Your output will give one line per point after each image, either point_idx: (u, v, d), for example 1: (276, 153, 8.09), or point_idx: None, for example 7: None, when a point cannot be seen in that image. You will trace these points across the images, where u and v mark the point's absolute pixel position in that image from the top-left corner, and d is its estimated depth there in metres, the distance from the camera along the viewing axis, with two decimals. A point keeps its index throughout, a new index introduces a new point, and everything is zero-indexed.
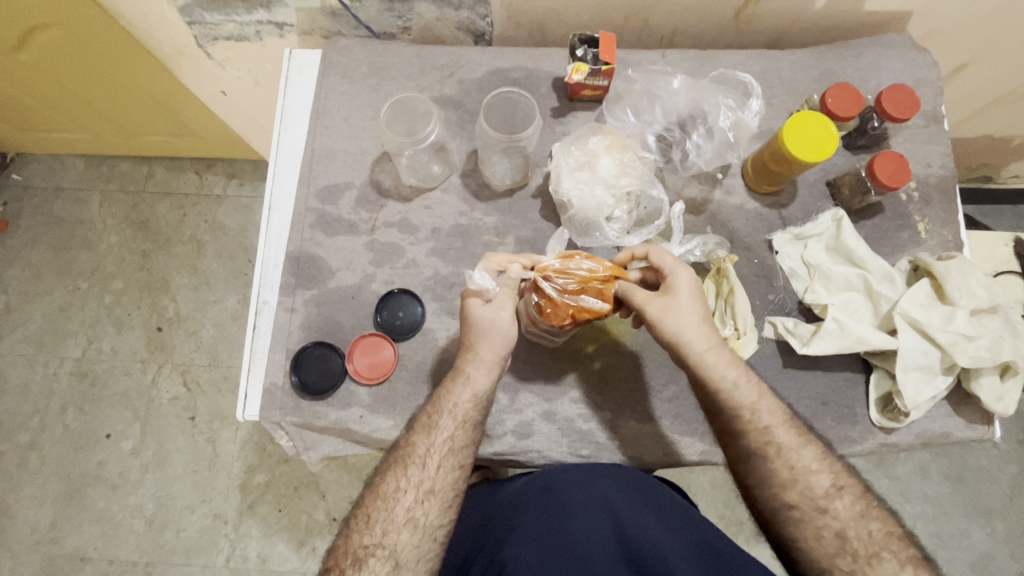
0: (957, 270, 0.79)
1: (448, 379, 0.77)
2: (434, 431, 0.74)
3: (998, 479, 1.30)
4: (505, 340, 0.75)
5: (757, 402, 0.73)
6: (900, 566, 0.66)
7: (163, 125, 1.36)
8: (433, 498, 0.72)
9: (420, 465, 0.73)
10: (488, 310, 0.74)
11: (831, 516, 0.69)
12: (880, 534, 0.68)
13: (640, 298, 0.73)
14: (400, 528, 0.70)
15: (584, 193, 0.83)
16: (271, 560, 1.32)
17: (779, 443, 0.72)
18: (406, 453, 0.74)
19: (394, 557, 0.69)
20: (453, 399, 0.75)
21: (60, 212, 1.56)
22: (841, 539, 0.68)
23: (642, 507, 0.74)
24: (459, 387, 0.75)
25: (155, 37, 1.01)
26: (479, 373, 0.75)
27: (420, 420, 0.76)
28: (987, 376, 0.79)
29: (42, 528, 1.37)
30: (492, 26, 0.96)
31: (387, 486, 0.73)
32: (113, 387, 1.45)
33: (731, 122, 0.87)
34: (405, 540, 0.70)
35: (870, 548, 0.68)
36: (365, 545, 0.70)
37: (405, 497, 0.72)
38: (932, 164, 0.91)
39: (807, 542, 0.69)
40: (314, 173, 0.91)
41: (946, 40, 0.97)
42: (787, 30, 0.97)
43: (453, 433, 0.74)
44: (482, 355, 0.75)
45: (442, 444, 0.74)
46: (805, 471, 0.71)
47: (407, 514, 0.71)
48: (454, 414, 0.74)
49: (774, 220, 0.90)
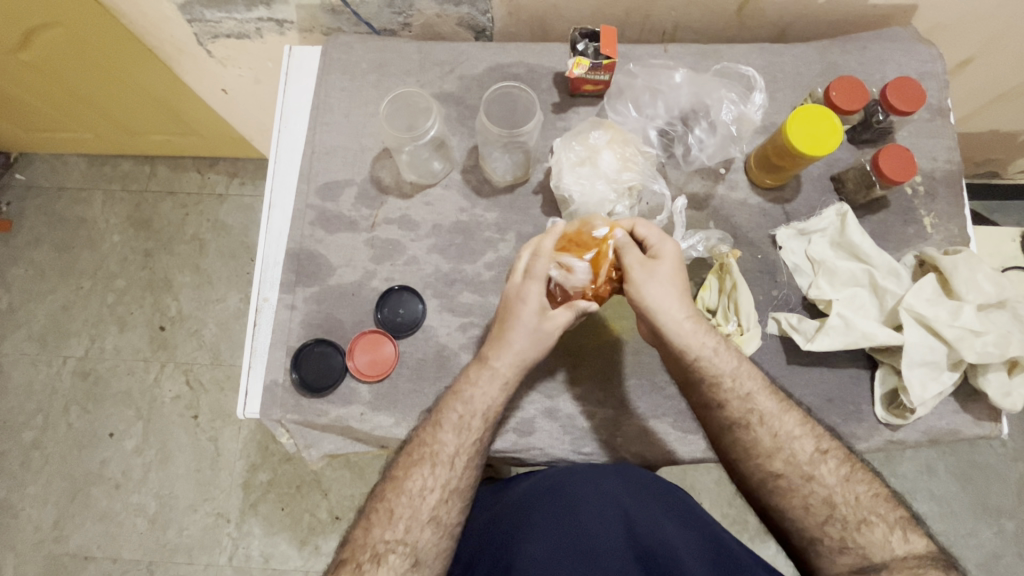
0: (963, 265, 0.78)
1: (476, 373, 0.76)
2: (466, 432, 0.73)
3: (1006, 477, 1.29)
4: (546, 343, 0.75)
5: (735, 371, 0.74)
6: (888, 529, 0.65)
7: (165, 124, 1.36)
8: (456, 496, 0.72)
9: (447, 465, 0.72)
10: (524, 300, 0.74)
11: (817, 483, 0.69)
12: (867, 497, 0.67)
13: (629, 259, 0.74)
14: (424, 526, 0.69)
15: (585, 188, 0.83)
16: (274, 558, 1.32)
17: (761, 410, 0.72)
18: (434, 450, 0.73)
19: (415, 554, 0.68)
20: (485, 399, 0.74)
21: (63, 211, 1.56)
22: (829, 504, 0.68)
23: (650, 501, 0.74)
24: (492, 386, 0.75)
25: (155, 34, 1.01)
26: (512, 369, 0.75)
27: (447, 416, 0.74)
28: (994, 371, 0.78)
29: (45, 527, 1.37)
30: (492, 22, 0.96)
31: (412, 483, 0.71)
32: (116, 386, 1.45)
33: (734, 116, 0.89)
34: (427, 538, 0.69)
35: (858, 513, 0.67)
36: (386, 540, 0.68)
37: (431, 496, 0.71)
38: (938, 159, 0.90)
39: (795, 510, 0.69)
40: (314, 170, 0.91)
41: (951, 34, 0.96)
42: (791, 23, 0.96)
43: (483, 434, 0.74)
44: (515, 347, 0.74)
45: (472, 444, 0.73)
46: (789, 438, 0.71)
47: (432, 511, 0.70)
48: (486, 415, 0.74)
49: (778, 216, 0.89)
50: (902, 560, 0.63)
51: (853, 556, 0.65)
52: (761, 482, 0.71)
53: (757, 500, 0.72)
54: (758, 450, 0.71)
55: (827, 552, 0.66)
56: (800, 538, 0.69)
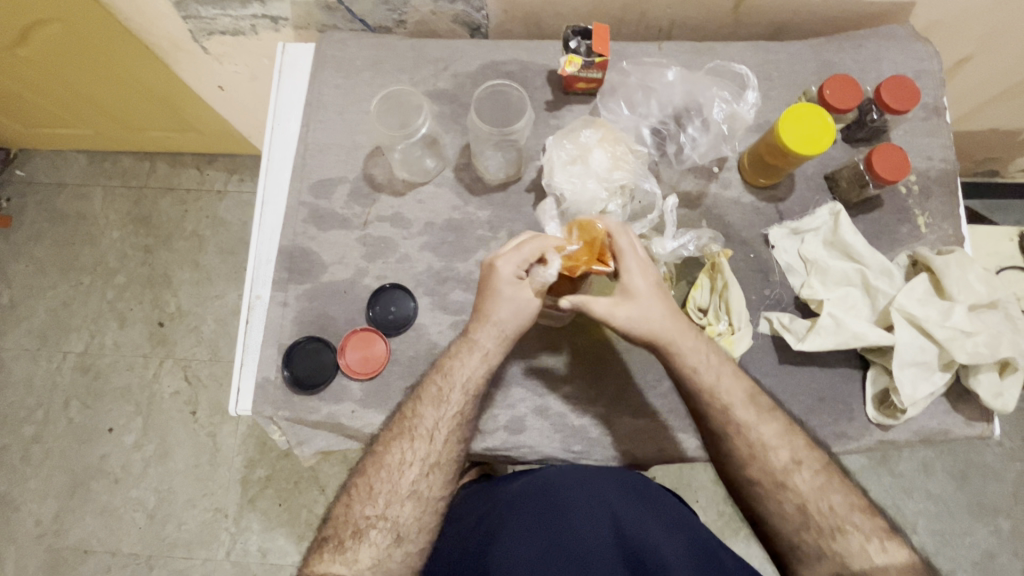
0: (955, 265, 0.78)
1: (458, 348, 0.76)
2: (444, 405, 0.74)
3: (1003, 477, 1.28)
4: (526, 320, 0.75)
5: (716, 383, 0.74)
6: (864, 539, 0.68)
7: (164, 121, 1.37)
8: (437, 470, 0.73)
9: (426, 439, 0.73)
10: (501, 276, 0.74)
11: (791, 490, 0.70)
12: (841, 507, 0.69)
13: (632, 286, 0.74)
14: (404, 501, 0.71)
15: (577, 186, 0.83)
16: (272, 554, 1.33)
17: (739, 421, 0.73)
18: (412, 425, 0.74)
19: (395, 530, 0.70)
20: (464, 372, 0.75)
21: (64, 207, 1.56)
22: (803, 512, 0.70)
23: (638, 506, 0.75)
24: (472, 358, 0.75)
25: (151, 31, 1.01)
26: (492, 341, 0.75)
27: (428, 391, 0.75)
28: (985, 372, 0.77)
29: (45, 521, 1.38)
30: (487, 19, 0.96)
31: (392, 457, 0.73)
32: (115, 381, 1.45)
33: (726, 114, 0.88)
34: (407, 512, 0.71)
35: (834, 522, 0.69)
36: (367, 516, 0.71)
37: (411, 470, 0.72)
38: (933, 157, 0.89)
39: (774, 516, 0.71)
40: (307, 167, 0.91)
41: (949, 32, 0.96)
42: (787, 21, 0.95)
43: (463, 407, 0.75)
44: (496, 321, 0.75)
45: (452, 416, 0.74)
46: (764, 446, 0.72)
47: (411, 486, 0.72)
48: (465, 388, 0.75)
49: (771, 214, 0.89)
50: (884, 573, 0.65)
51: (832, 562, 0.67)
52: (743, 486, 0.73)
53: (743, 502, 0.73)
54: (734, 458, 0.73)
55: (807, 558, 0.68)
56: (781, 544, 0.70)
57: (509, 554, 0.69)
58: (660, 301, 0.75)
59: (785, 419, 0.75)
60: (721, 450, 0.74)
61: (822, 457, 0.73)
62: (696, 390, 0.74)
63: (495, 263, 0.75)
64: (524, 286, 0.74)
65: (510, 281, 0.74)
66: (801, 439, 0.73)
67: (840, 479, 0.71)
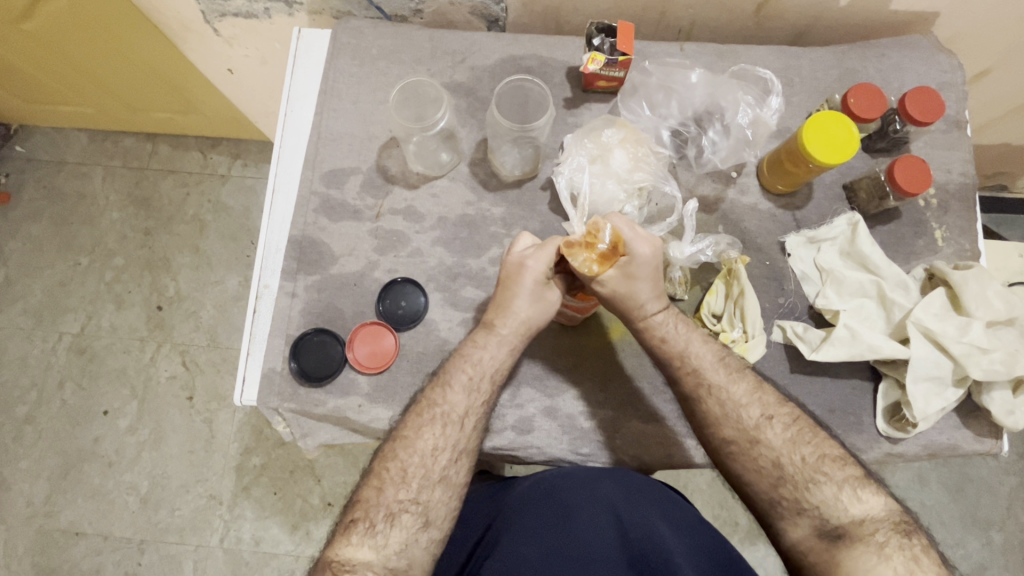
0: (974, 281, 0.77)
1: (481, 338, 0.77)
2: (475, 393, 0.75)
3: (997, 491, 1.29)
4: (548, 317, 0.78)
5: (685, 348, 0.77)
6: (841, 490, 0.67)
7: (167, 102, 1.34)
8: (465, 457, 0.73)
9: (457, 424, 0.73)
10: (528, 277, 0.76)
11: (764, 446, 0.70)
12: (812, 458, 0.69)
13: (641, 291, 0.75)
14: (435, 486, 0.71)
15: (596, 186, 0.83)
16: (265, 543, 1.32)
17: (711, 383, 0.75)
18: (444, 411, 0.74)
19: (426, 514, 0.69)
20: (492, 363, 0.76)
21: (63, 186, 1.54)
22: (778, 468, 0.69)
23: (643, 504, 0.74)
24: (498, 350, 0.77)
25: (161, 10, 0.98)
26: (516, 335, 0.77)
27: (454, 378, 0.75)
28: (998, 389, 0.77)
29: (37, 502, 1.37)
30: (506, 12, 0.94)
31: (424, 442, 0.72)
32: (111, 364, 1.44)
33: (750, 119, 0.87)
34: (439, 497, 0.70)
35: (806, 474, 0.68)
36: (400, 500, 0.69)
37: (442, 455, 0.72)
38: (952, 171, 0.89)
39: (750, 473, 0.71)
40: (319, 156, 0.89)
41: (970, 44, 0.95)
42: (809, 26, 0.94)
43: (491, 396, 0.76)
44: (519, 314, 0.77)
45: (481, 406, 0.75)
46: (735, 408, 0.73)
47: (443, 471, 0.71)
48: (492, 378, 0.76)
49: (787, 222, 0.88)
50: (860, 525, 0.64)
51: (812, 517, 0.66)
52: (719, 448, 0.73)
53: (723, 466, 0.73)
54: (708, 420, 0.74)
55: (788, 514, 0.67)
56: (760, 503, 0.70)
57: (516, 552, 0.71)
58: (651, 284, 0.76)
59: (754, 378, 0.76)
60: (695, 413, 0.75)
61: (795, 412, 0.73)
62: (666, 355, 0.77)
63: (523, 263, 0.76)
64: (546, 287, 0.77)
65: (537, 277, 0.76)
66: (772, 397, 0.74)
67: (812, 431, 0.71)
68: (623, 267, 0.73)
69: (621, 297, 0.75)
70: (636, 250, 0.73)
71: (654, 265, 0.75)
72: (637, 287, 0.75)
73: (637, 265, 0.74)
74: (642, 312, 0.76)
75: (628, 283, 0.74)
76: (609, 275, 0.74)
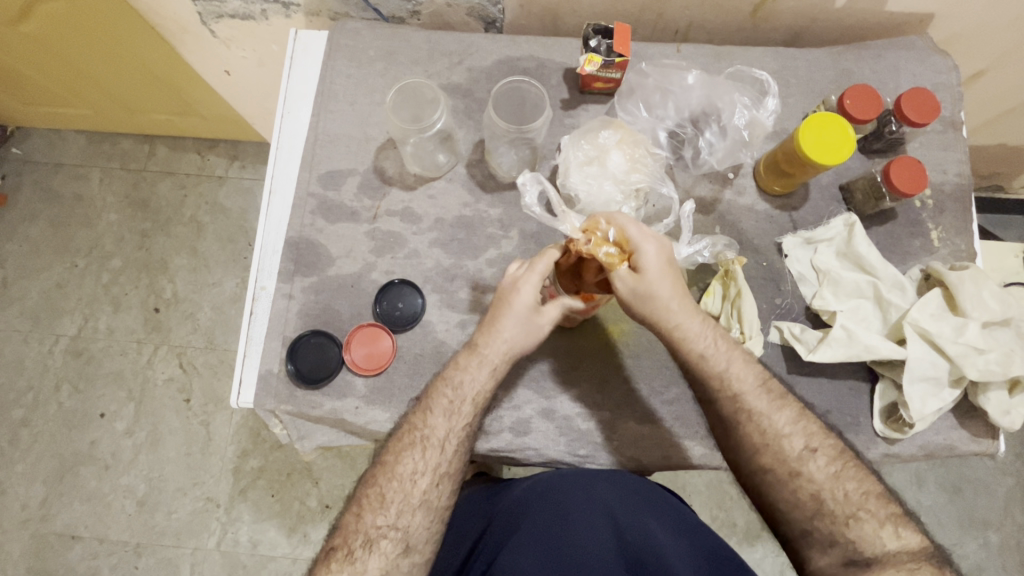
0: (970, 281, 0.78)
1: (463, 360, 0.76)
2: (455, 417, 0.74)
3: (994, 491, 1.29)
4: (540, 338, 0.76)
5: (725, 368, 0.74)
6: None
7: (165, 103, 1.34)
8: (445, 480, 0.73)
9: (436, 448, 0.73)
10: (519, 298, 0.74)
11: (805, 478, 0.70)
12: (856, 494, 0.68)
13: (662, 291, 0.72)
14: (415, 510, 0.70)
15: (592, 188, 0.84)
16: (262, 545, 1.31)
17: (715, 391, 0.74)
18: (424, 435, 0.73)
19: (405, 540, 0.69)
20: (474, 386, 0.75)
21: (60, 188, 1.54)
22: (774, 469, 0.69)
23: (640, 508, 0.74)
24: (482, 373, 0.75)
25: (158, 12, 0.98)
26: (501, 357, 0.75)
27: (434, 401, 0.75)
28: (995, 389, 0.77)
29: (33, 505, 1.36)
30: (503, 13, 0.94)
31: (403, 468, 0.72)
32: (108, 366, 1.43)
33: (746, 121, 0.87)
34: (418, 522, 0.70)
35: (847, 509, 0.68)
36: (378, 526, 0.69)
37: (421, 480, 0.71)
38: (948, 171, 0.89)
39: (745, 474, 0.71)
40: (316, 157, 0.89)
41: (965, 46, 0.95)
42: (805, 28, 0.95)
43: (472, 419, 0.75)
44: (506, 337, 0.75)
45: (461, 429, 0.74)
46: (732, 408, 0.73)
47: (423, 495, 0.71)
48: (473, 400, 0.75)
49: (784, 223, 0.88)
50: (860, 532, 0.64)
51: (844, 549, 0.66)
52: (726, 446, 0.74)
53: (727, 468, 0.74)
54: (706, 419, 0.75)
55: None
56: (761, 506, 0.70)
57: (514, 555, 0.70)
58: (672, 283, 0.73)
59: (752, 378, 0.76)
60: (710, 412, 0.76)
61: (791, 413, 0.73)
62: (702, 374, 0.75)
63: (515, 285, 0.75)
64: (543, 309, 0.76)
65: (530, 304, 0.75)
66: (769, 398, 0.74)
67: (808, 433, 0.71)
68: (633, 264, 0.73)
69: (643, 298, 0.73)
70: (643, 246, 0.72)
71: (667, 261, 0.73)
72: (656, 285, 0.72)
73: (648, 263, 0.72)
74: (667, 320, 0.74)
75: (647, 285, 0.72)
76: (625, 271, 0.73)
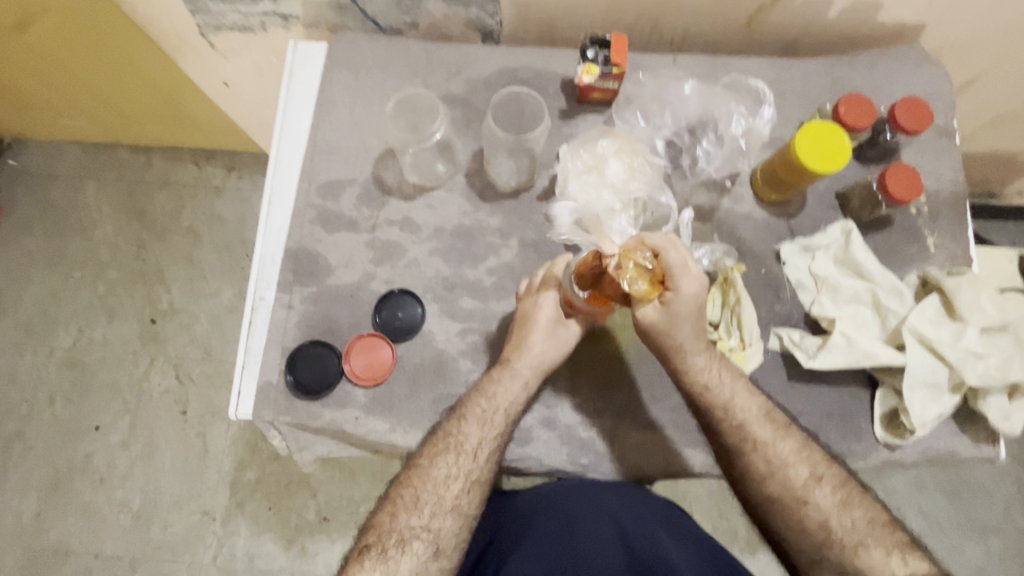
0: (967, 287, 0.78)
1: (496, 371, 0.77)
2: (488, 426, 0.74)
3: (993, 497, 1.29)
4: (564, 353, 0.79)
5: (730, 400, 0.75)
6: None
7: (163, 114, 1.35)
8: (477, 487, 0.74)
9: (470, 455, 0.73)
10: (542, 315, 0.77)
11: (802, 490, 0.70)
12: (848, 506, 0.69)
13: (682, 330, 0.72)
14: (446, 514, 0.72)
15: (591, 196, 0.87)
16: (259, 559, 1.30)
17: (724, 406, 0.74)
18: (458, 441, 0.73)
19: (435, 543, 0.71)
20: (507, 398, 0.75)
21: (56, 199, 1.53)
22: None
23: (646, 519, 0.74)
24: (514, 386, 0.76)
25: (157, 25, 0.99)
26: (530, 371, 0.77)
27: (469, 408, 0.75)
28: (995, 395, 0.78)
29: (26, 520, 1.34)
30: (500, 25, 0.95)
31: (438, 471, 0.73)
32: (104, 378, 1.42)
33: (743, 129, 0.90)
34: (449, 526, 0.71)
35: (855, 536, 0.70)
36: (412, 526, 0.71)
37: (454, 485, 0.73)
38: (943, 178, 0.90)
39: None
40: (315, 168, 0.90)
41: (957, 55, 0.96)
42: (799, 38, 0.96)
43: (504, 430, 0.75)
44: (535, 351, 0.77)
45: (494, 438, 0.75)
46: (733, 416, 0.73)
47: (454, 500, 0.72)
48: (506, 412, 0.75)
49: (782, 230, 0.89)
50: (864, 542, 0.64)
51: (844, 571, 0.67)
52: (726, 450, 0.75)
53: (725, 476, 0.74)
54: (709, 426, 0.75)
55: None
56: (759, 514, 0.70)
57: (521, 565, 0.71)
58: (694, 324, 0.73)
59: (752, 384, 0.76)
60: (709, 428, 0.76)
61: None
62: (710, 403, 0.75)
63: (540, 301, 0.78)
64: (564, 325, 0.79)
65: (552, 319, 0.78)
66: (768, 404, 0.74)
67: None
68: (664, 300, 0.71)
69: (661, 332, 0.72)
70: (680, 285, 0.69)
71: (699, 303, 0.71)
72: (680, 324, 0.71)
73: (679, 302, 0.70)
74: (681, 352, 0.74)
75: (671, 322, 0.71)
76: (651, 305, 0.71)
